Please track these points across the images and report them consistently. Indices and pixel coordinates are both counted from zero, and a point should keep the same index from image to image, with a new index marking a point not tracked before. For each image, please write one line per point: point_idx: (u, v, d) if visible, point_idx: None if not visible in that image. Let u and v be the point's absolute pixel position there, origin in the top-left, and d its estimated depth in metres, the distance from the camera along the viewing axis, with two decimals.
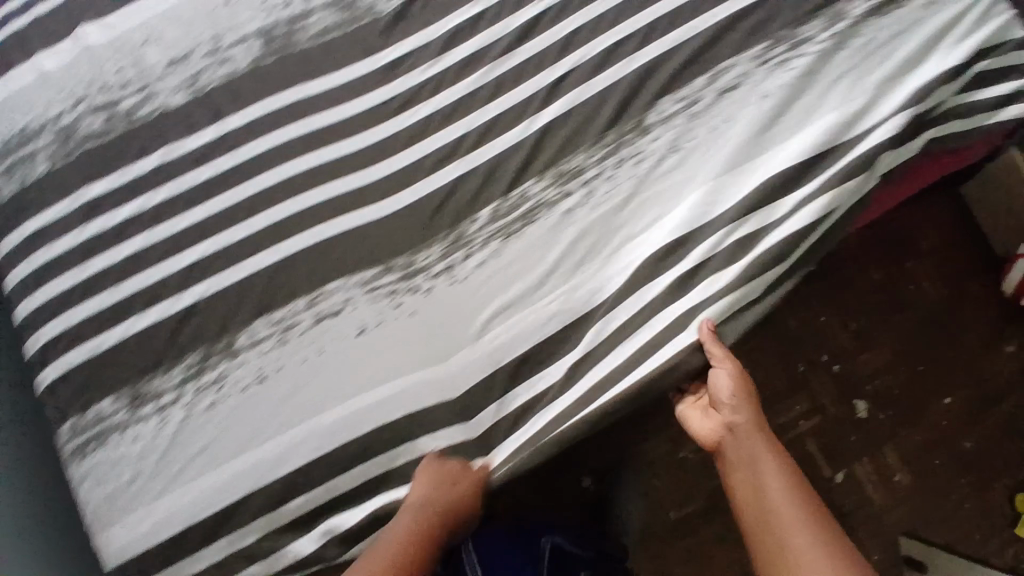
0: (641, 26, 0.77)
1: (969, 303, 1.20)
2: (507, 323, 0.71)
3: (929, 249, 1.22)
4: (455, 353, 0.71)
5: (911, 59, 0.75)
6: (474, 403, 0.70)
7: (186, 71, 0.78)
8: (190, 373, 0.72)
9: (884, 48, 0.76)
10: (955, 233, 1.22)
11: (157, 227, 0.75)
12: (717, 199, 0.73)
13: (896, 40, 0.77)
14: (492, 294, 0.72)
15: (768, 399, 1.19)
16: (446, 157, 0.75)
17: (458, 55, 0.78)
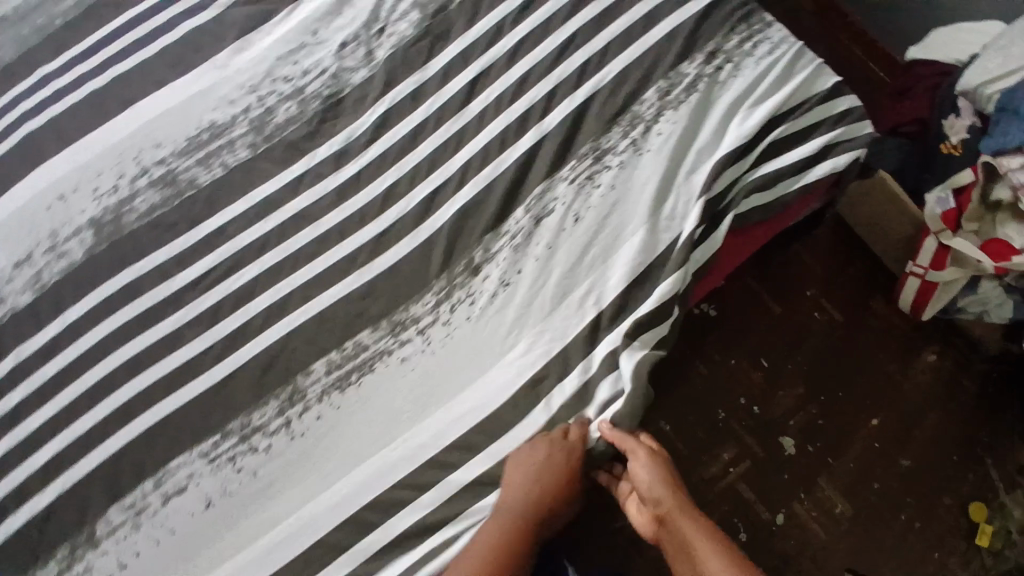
0: (452, 164, 0.81)
1: (869, 323, 1.28)
2: (348, 478, 0.73)
3: (823, 278, 1.30)
4: (299, 508, 0.73)
5: (706, 147, 0.77)
6: (328, 555, 0.72)
7: (28, 271, 0.82)
8: (61, 567, 0.73)
9: (682, 137, 0.78)
10: (843, 259, 1.30)
11: (15, 429, 0.77)
12: (545, 326, 0.76)
13: (693, 127, 0.79)
14: (331, 446, 0.75)
15: (693, 450, 1.21)
16: (276, 313, 0.78)
17: (284, 212, 0.81)
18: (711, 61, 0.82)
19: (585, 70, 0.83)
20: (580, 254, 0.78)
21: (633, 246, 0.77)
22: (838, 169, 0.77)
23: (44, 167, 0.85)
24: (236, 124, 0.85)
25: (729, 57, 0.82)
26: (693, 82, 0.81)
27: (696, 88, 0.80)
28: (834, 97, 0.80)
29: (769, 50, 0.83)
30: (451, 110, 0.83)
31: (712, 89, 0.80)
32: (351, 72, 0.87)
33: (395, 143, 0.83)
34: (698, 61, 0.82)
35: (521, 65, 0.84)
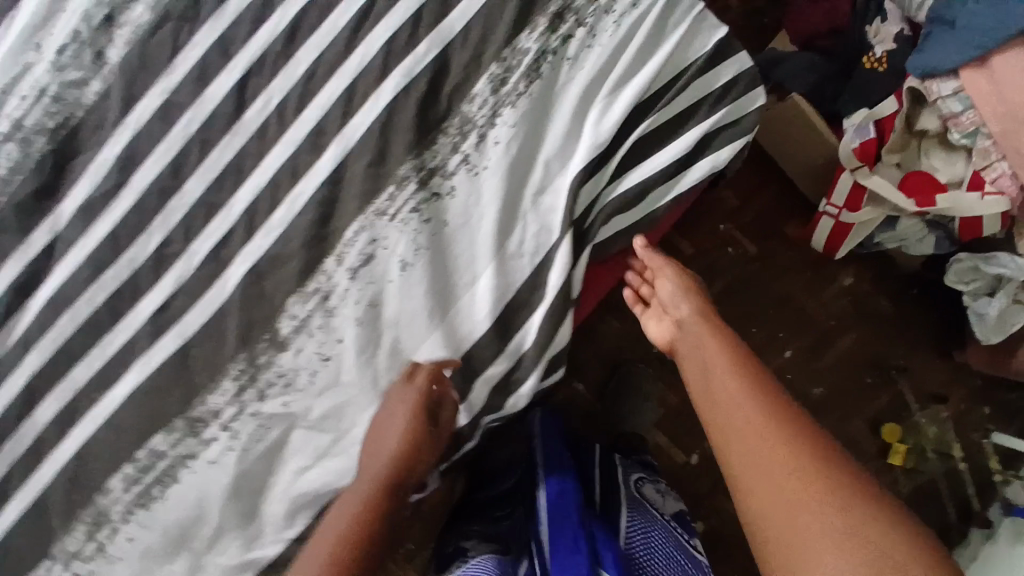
0: (235, 205, 0.63)
1: (784, 248, 1.17)
2: None
3: (738, 204, 1.17)
4: None
5: (557, 155, 0.62)
6: None
7: None
8: None
9: (526, 151, 0.62)
10: (758, 181, 1.17)
11: None
12: (375, 399, 0.65)
13: (539, 129, 0.62)
14: (155, 564, 0.66)
15: (607, 405, 1.15)
16: (66, 426, 0.64)
17: (44, 295, 0.65)
18: (559, 26, 0.62)
19: (389, 52, 0.62)
20: (410, 311, 0.63)
21: (473, 290, 0.64)
22: (717, 168, 0.63)
23: None
24: None
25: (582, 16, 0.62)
26: (535, 63, 0.61)
27: (537, 72, 0.61)
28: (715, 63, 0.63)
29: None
30: (221, 129, 0.64)
31: (558, 72, 0.62)
32: (80, 87, 0.65)
33: (160, 186, 0.64)
34: (541, 28, 0.62)
35: (303, 55, 0.63)
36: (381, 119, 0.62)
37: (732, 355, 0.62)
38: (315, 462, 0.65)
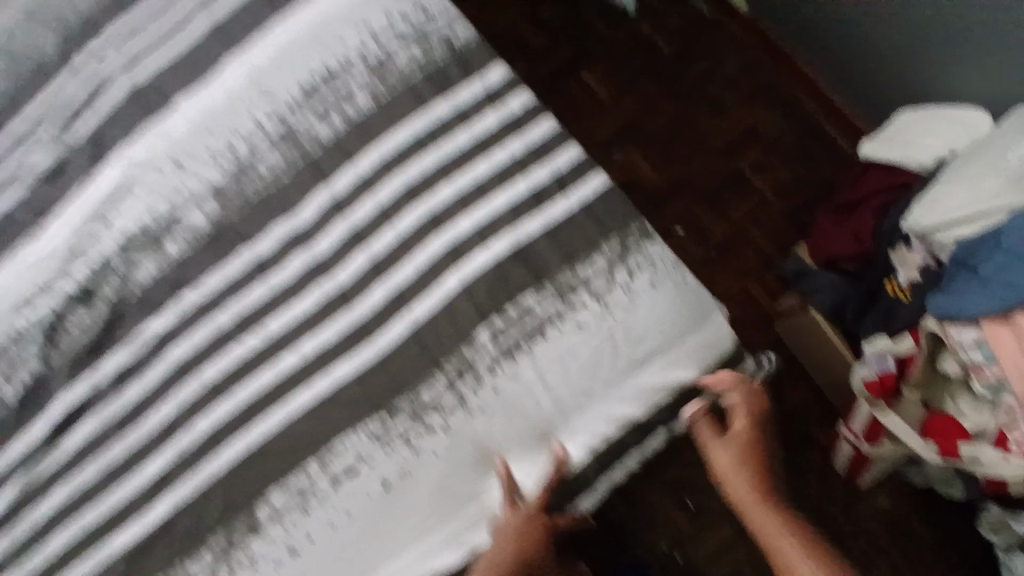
0: (244, 393, 0.70)
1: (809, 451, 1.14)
2: None
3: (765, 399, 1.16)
4: None
5: (560, 406, 0.65)
6: None
7: None
8: None
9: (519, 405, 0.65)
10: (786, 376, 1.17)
11: None
12: None
13: (541, 379, 0.65)
14: None
15: None
16: (65, 563, 0.70)
17: (77, 438, 0.73)
18: (569, 295, 0.65)
19: (395, 278, 0.68)
20: (380, 536, 0.66)
21: (461, 524, 0.67)
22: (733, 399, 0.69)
23: None
24: (21, 335, 0.77)
25: (588, 286, 0.65)
26: (536, 325, 0.65)
27: (541, 333, 0.65)
28: (709, 337, 0.67)
29: (655, 279, 0.66)
30: (245, 330, 0.72)
31: (561, 333, 0.65)
32: (137, 267, 0.77)
33: (190, 362, 0.72)
34: (549, 292, 0.65)
35: (325, 273, 0.71)
36: (380, 345, 0.68)
37: (749, 468, 0.68)
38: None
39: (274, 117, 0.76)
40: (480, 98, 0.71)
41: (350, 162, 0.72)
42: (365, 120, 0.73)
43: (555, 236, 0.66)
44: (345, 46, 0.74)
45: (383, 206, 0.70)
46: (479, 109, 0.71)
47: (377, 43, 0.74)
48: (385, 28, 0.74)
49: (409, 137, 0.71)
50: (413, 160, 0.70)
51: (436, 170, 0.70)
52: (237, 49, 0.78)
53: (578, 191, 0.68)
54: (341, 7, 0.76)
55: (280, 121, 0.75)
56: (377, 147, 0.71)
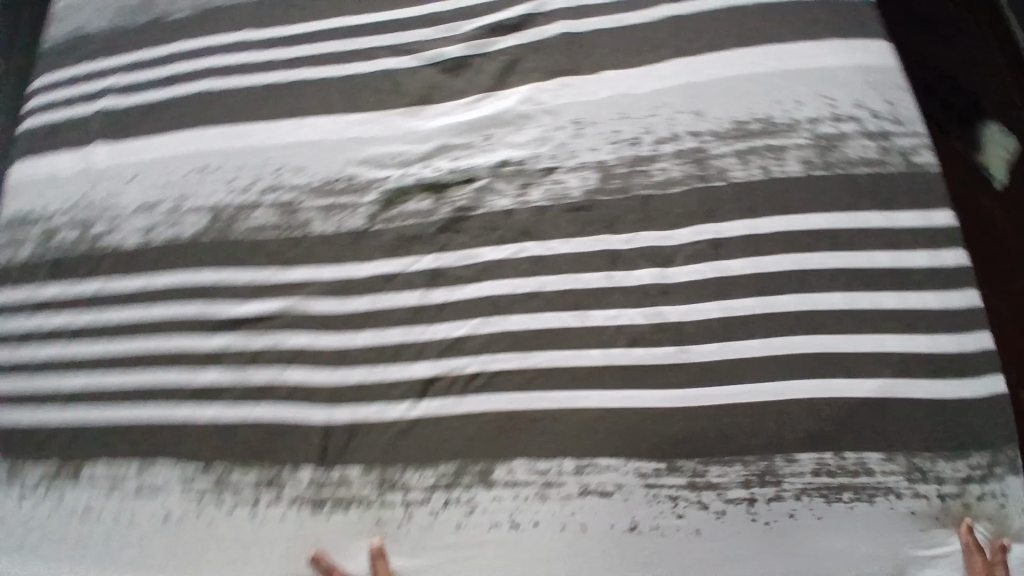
0: (541, 358, 0.70)
1: None
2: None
3: None
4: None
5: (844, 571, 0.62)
6: None
7: (151, 215, 0.88)
8: (61, 468, 0.82)
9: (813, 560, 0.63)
10: None
11: (100, 342, 0.85)
12: None
13: (841, 533, 0.63)
14: (290, 544, 0.71)
15: None
16: (311, 394, 0.75)
17: (370, 300, 0.77)
18: (915, 479, 0.63)
19: (743, 345, 0.67)
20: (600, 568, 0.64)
21: None
22: None
23: (199, 135, 0.90)
24: (366, 188, 0.82)
25: (937, 482, 0.63)
26: (869, 487, 0.63)
27: (867, 495, 0.63)
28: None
29: (995, 514, 0.63)
30: (567, 304, 0.71)
31: (888, 507, 0.63)
32: (496, 195, 0.77)
33: (500, 298, 0.73)
34: (895, 463, 0.63)
35: (673, 299, 0.69)
36: (690, 393, 0.66)
37: None
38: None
39: (691, 132, 0.75)
40: (915, 227, 0.69)
41: (750, 214, 0.71)
42: (786, 180, 0.72)
43: (930, 413, 0.64)
44: (799, 110, 0.74)
45: (765, 273, 0.69)
46: (902, 240, 0.69)
47: (834, 125, 0.73)
48: (846, 113, 0.73)
49: (828, 225, 0.70)
50: (817, 249, 0.69)
51: (836, 273, 0.68)
52: (688, 53, 0.78)
53: (970, 379, 0.64)
54: (807, 73, 0.75)
55: (697, 140, 0.74)
56: (787, 216, 0.70)
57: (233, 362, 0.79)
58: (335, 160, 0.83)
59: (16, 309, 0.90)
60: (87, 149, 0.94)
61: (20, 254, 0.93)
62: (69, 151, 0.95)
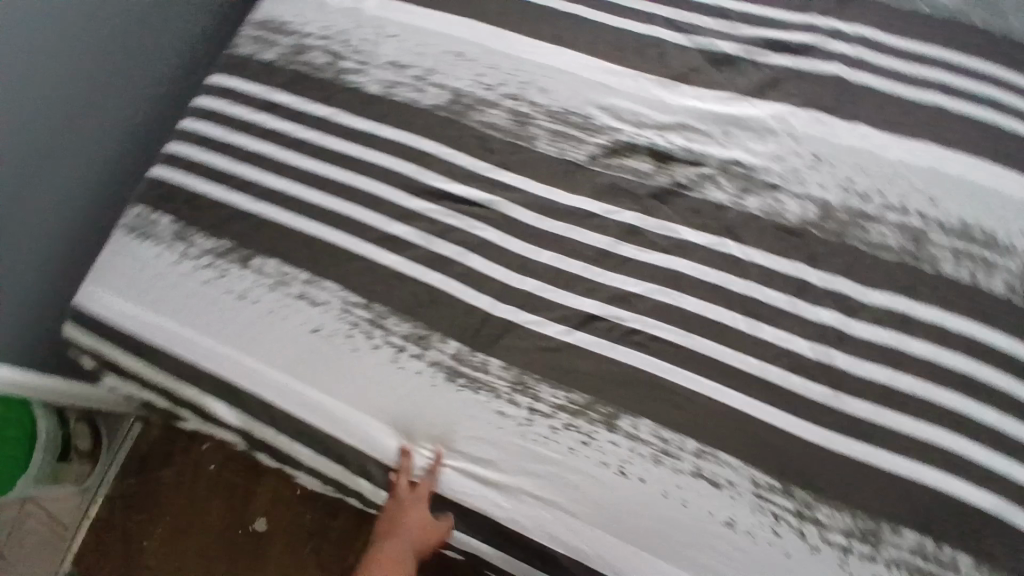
0: (702, 344, 0.74)
1: None
2: (383, 420, 0.78)
3: None
4: (359, 409, 0.79)
5: None
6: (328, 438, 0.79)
7: (397, 73, 0.94)
8: (235, 250, 0.88)
9: None
10: None
11: (310, 159, 0.92)
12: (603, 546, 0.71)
13: None
14: (414, 397, 0.78)
15: None
16: (484, 283, 0.81)
17: (564, 228, 0.82)
18: None
19: (892, 415, 0.70)
20: (681, 540, 0.69)
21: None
22: None
23: (464, 22, 0.95)
24: (595, 131, 0.85)
25: None
26: None
27: None
28: None
29: None
30: (745, 310, 0.75)
31: None
32: (713, 186, 0.79)
33: (686, 278, 0.77)
34: None
35: (844, 348, 0.73)
36: (825, 432, 0.70)
37: None
38: (524, 494, 0.72)
39: (920, 213, 0.77)
40: None
41: (945, 308, 0.73)
42: (988, 294, 0.74)
43: None
44: None
45: (939, 364, 0.71)
46: None
47: None
48: None
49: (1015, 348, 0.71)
50: (996, 365, 0.71)
51: (1007, 394, 0.70)
52: (945, 144, 0.79)
53: None
54: None
55: (921, 222, 0.77)
56: (980, 323, 0.72)
57: (424, 226, 0.86)
58: (578, 94, 0.86)
59: (245, 100, 0.98)
60: None
61: (267, 54, 0.99)
62: None
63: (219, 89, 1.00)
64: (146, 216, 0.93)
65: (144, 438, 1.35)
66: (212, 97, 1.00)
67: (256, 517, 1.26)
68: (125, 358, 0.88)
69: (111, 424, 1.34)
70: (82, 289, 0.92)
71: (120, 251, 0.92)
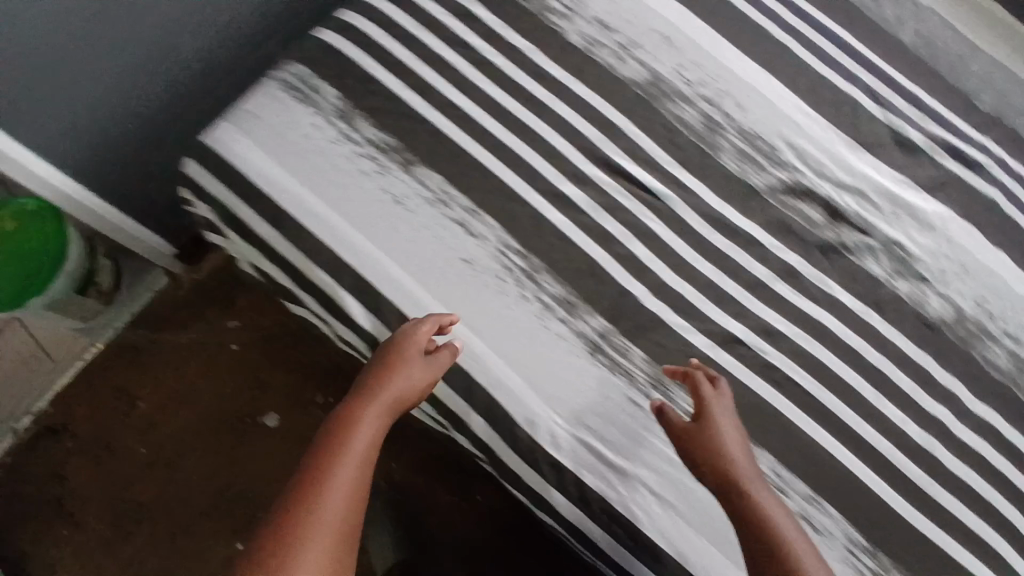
0: (828, 398, 0.80)
1: None
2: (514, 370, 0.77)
3: None
4: (493, 351, 0.78)
5: None
6: (455, 370, 0.77)
7: (602, 34, 0.92)
8: (397, 149, 0.84)
9: None
10: None
11: (495, 87, 0.88)
12: (698, 556, 0.73)
13: None
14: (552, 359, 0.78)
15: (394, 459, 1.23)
16: (642, 274, 0.81)
17: (731, 247, 0.84)
18: None
19: (969, 512, 0.78)
20: None
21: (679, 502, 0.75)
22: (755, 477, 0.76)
23: (682, 11, 0.94)
24: (784, 168, 0.89)
25: None
26: None
27: None
28: None
29: None
30: (872, 380, 0.81)
31: None
32: (870, 259, 0.86)
33: (827, 333, 0.82)
34: None
35: (943, 442, 0.80)
36: (911, 509, 0.77)
37: None
38: (638, 481, 0.75)
39: None
40: None
41: None
42: None
43: None
44: None
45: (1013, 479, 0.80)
46: None
47: None
48: None
49: None
50: None
51: None
52: None
53: None
54: None
55: None
56: None
57: (594, 196, 0.84)
58: (777, 129, 0.91)
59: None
60: None
61: None
62: None
63: None
64: (304, 74, 0.86)
65: (169, 297, 1.29)
66: None
67: (270, 412, 1.26)
68: (243, 216, 0.81)
69: (134, 267, 1.26)
70: (217, 129, 0.84)
71: (265, 99, 0.85)
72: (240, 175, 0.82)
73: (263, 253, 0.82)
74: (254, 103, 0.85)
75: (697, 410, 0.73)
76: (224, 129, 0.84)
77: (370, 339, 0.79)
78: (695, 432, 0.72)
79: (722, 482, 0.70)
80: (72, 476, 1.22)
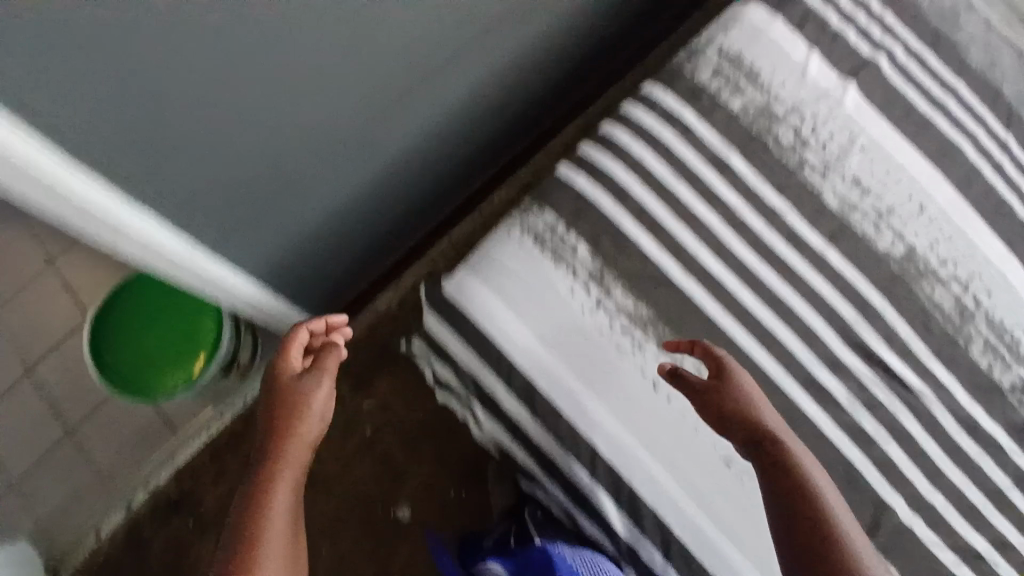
0: None
1: None
2: None
3: None
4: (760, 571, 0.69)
5: None
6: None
7: (858, 198, 0.84)
8: (653, 322, 0.75)
9: None
10: None
11: (751, 253, 0.80)
12: None
13: None
14: None
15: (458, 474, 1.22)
16: (899, 482, 0.77)
17: (986, 454, 0.80)
18: None
19: None
20: None
21: None
22: None
23: (934, 177, 0.87)
24: None
25: None
26: None
27: None
28: None
29: None
30: None
31: None
32: None
33: None
34: None
35: None
36: None
37: None
38: None
39: None
40: None
41: None
42: None
43: None
44: None
45: None
46: None
47: None
48: None
49: None
50: None
51: None
52: None
53: None
54: None
55: None
56: None
57: (847, 383, 0.78)
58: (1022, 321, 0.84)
59: (691, 143, 0.83)
60: (842, 81, 0.88)
61: (725, 100, 0.85)
62: (824, 62, 0.88)
63: (659, 108, 0.84)
64: (552, 223, 0.78)
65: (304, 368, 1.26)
66: (645, 115, 0.84)
67: (402, 503, 1.21)
68: (483, 382, 0.75)
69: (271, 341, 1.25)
70: (459, 281, 0.77)
71: (511, 250, 0.77)
72: (484, 336, 0.75)
73: (500, 425, 0.74)
74: (497, 251, 0.78)
75: (715, 369, 0.70)
76: (466, 279, 0.77)
77: (621, 542, 0.71)
78: (718, 388, 0.69)
79: (756, 432, 0.67)
80: (203, 554, 1.21)
